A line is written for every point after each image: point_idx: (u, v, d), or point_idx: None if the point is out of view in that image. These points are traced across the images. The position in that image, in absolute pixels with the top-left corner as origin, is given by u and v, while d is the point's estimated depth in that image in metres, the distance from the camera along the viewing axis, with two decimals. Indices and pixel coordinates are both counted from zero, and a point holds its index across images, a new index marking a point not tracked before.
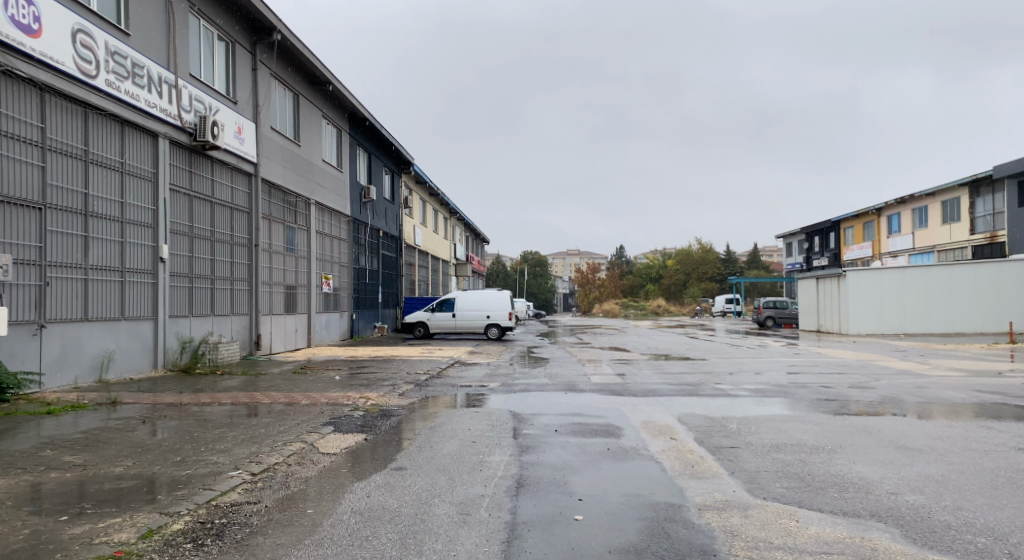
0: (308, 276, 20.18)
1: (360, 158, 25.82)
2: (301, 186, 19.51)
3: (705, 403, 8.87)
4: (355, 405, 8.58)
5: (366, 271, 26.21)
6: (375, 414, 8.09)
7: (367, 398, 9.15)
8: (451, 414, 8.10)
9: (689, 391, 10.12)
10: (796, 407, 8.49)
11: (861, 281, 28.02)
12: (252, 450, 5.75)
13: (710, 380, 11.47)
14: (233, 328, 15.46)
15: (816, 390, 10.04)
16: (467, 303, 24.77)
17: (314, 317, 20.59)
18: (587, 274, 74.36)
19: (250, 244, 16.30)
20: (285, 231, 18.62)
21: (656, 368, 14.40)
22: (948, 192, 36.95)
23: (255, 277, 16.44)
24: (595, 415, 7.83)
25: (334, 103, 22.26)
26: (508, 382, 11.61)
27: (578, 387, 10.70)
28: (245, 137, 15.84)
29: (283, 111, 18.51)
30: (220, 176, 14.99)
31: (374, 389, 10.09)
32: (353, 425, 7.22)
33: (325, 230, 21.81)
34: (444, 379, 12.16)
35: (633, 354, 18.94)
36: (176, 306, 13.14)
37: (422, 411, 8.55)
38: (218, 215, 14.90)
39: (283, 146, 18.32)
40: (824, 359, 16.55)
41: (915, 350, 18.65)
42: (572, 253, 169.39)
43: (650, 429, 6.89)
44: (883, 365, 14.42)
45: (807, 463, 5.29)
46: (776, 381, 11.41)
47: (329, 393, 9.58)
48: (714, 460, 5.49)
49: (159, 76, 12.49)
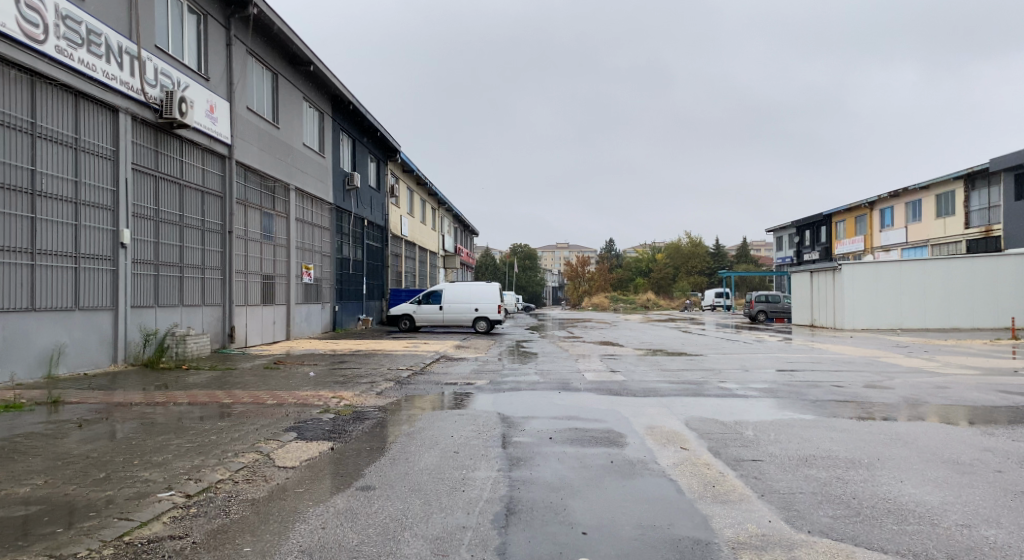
0: (287, 265, 19.21)
1: (344, 143, 24.82)
2: (280, 170, 18.51)
3: (713, 404, 8.05)
4: (326, 406, 7.72)
5: (350, 261, 25.24)
6: (348, 416, 7.24)
7: (341, 399, 8.27)
8: (433, 417, 7.26)
9: (694, 390, 9.33)
10: (813, 409, 7.72)
11: (857, 275, 27.40)
12: (193, 464, 4.88)
13: (713, 379, 10.66)
14: (204, 319, 14.51)
15: (830, 390, 9.28)
16: (454, 295, 23.88)
17: (293, 308, 19.62)
18: (576, 267, 73.49)
19: (224, 230, 15.32)
20: (262, 217, 17.63)
21: (653, 364, 13.58)
22: (942, 185, 36.48)
23: (229, 265, 15.47)
24: (592, 419, 7.02)
25: (315, 85, 21.24)
26: (496, 380, 10.75)
27: (572, 385, 9.91)
28: (218, 117, 14.83)
29: (260, 92, 17.47)
30: (190, 157, 13.98)
31: (349, 388, 9.19)
32: (320, 431, 6.34)
33: (306, 217, 20.81)
34: (427, 376, 11.29)
35: (625, 349, 18.17)
36: (140, 295, 12.17)
37: (402, 412, 7.71)
38: (188, 199, 13.91)
39: (261, 128, 17.31)
40: (827, 355, 15.84)
41: (919, 347, 17.96)
42: (561, 247, 168.49)
43: (656, 437, 6.10)
44: (890, 362, 13.71)
45: (847, 482, 4.52)
46: (783, 379, 10.66)
47: (299, 392, 8.71)
48: (738, 479, 4.70)
49: (120, 45, 11.44)
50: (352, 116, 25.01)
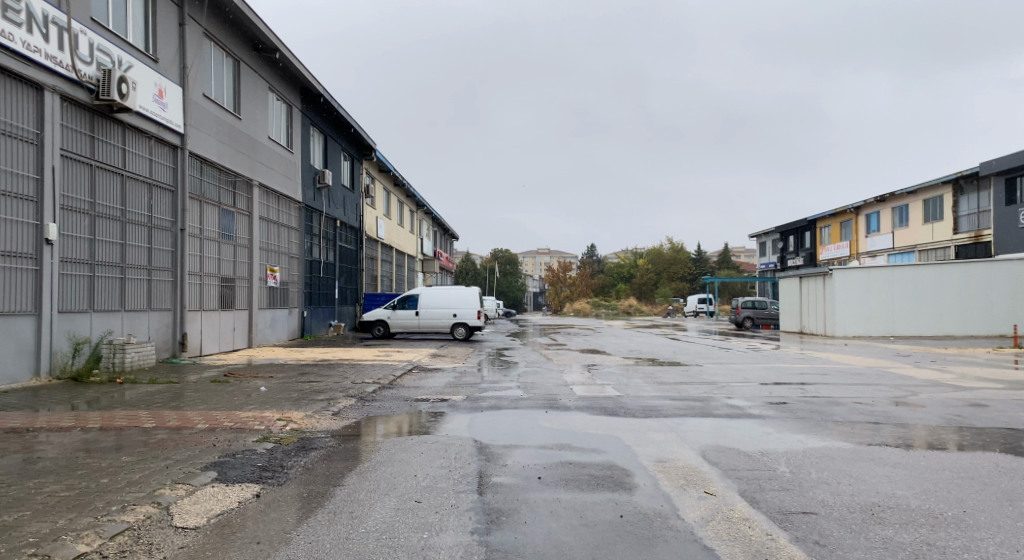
0: (249, 267, 17.78)
1: (314, 139, 23.41)
2: (241, 164, 17.10)
3: (727, 428, 6.89)
4: (266, 433, 6.39)
5: (320, 263, 23.85)
6: (292, 446, 5.93)
7: (288, 422, 6.95)
8: (396, 446, 5.98)
9: (701, 409, 8.16)
10: (846, 434, 6.60)
11: (848, 281, 26.57)
12: (50, 531, 3.54)
13: (718, 394, 9.49)
14: (150, 326, 13.04)
15: (854, 408, 8.16)
16: (432, 300, 22.57)
17: (256, 313, 18.16)
18: (558, 272, 72.26)
19: (175, 228, 13.88)
20: (220, 215, 16.20)
21: (645, 376, 12.38)
22: (930, 191, 35.98)
23: (181, 267, 14.03)
24: (590, 449, 5.80)
25: (282, 75, 19.85)
26: (473, 395, 9.49)
27: (560, 402, 8.69)
28: (168, 102, 13.42)
29: (219, 78, 16.07)
30: (135, 145, 12.56)
31: (300, 408, 7.86)
32: (248, 468, 5.01)
33: (271, 216, 19.38)
34: (396, 390, 10.00)
35: (612, 358, 17.02)
36: (71, 298, 10.69)
37: (359, 440, 6.41)
38: (133, 192, 12.47)
39: (219, 118, 15.91)
40: (830, 366, 14.81)
41: (921, 356, 17.05)
42: (543, 251, 167.71)
43: (670, 478, 4.90)
44: (901, 374, 12.68)
45: (945, 552, 3.37)
46: (796, 394, 9.54)
47: (239, 413, 7.32)
48: (794, 545, 3.52)
49: (46, 14, 9.96)
50: (322, 110, 23.63)
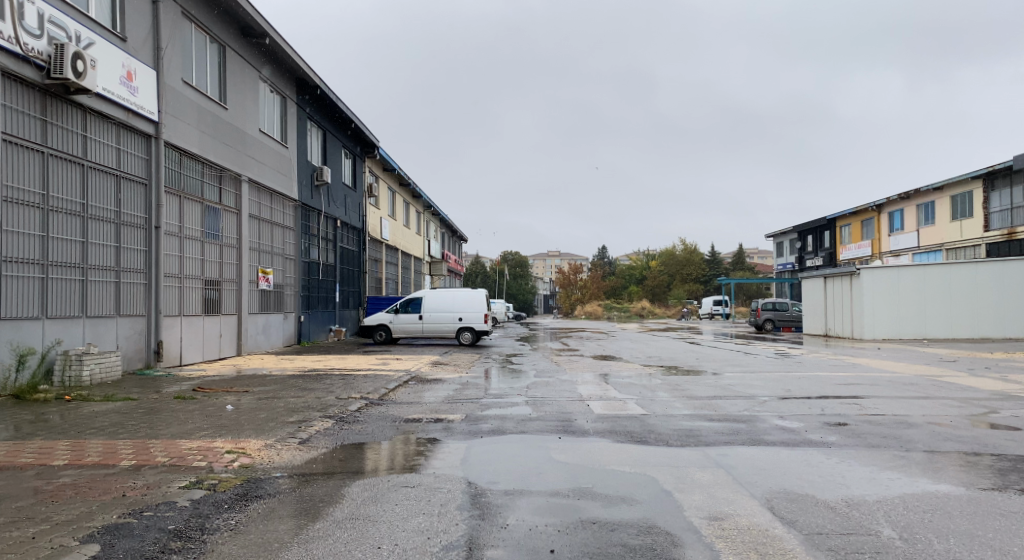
0: (238, 269, 16.49)
1: (312, 134, 22.16)
2: (227, 158, 15.88)
3: (788, 463, 5.46)
4: (204, 474, 5.02)
5: (319, 265, 22.56)
6: (232, 493, 4.58)
7: (238, 456, 5.57)
8: (366, 491, 4.63)
9: (748, 434, 6.73)
10: (945, 469, 5.15)
11: (878, 280, 24.89)
12: None
13: (761, 413, 8.03)
14: (118, 334, 11.78)
15: (935, 432, 6.70)
16: (436, 303, 21.22)
17: (245, 318, 16.87)
18: (569, 274, 70.71)
19: (150, 226, 12.64)
20: (204, 213, 14.92)
21: (671, 388, 10.93)
22: (959, 186, 34.25)
23: (156, 268, 12.76)
24: (620, 502, 4.38)
25: (275, 64, 18.65)
26: (474, 413, 8.12)
27: (577, 424, 7.28)
28: (137, 86, 12.16)
29: (202, 65, 14.84)
30: (99, 133, 11.31)
31: (263, 434, 6.50)
32: (151, 536, 3.65)
33: (263, 214, 18.11)
34: (385, 408, 8.62)
35: (630, 366, 15.57)
36: (17, 304, 9.42)
37: (323, 480, 5.03)
38: (97, 184, 11.22)
39: (201, 106, 14.67)
40: (875, 374, 13.25)
41: (969, 362, 15.46)
42: (554, 254, 166.28)
43: (735, 552, 3.51)
44: (961, 385, 11.14)
45: None
46: (854, 412, 8.07)
47: (183, 443, 5.96)
48: None
49: None
50: (321, 104, 22.41)
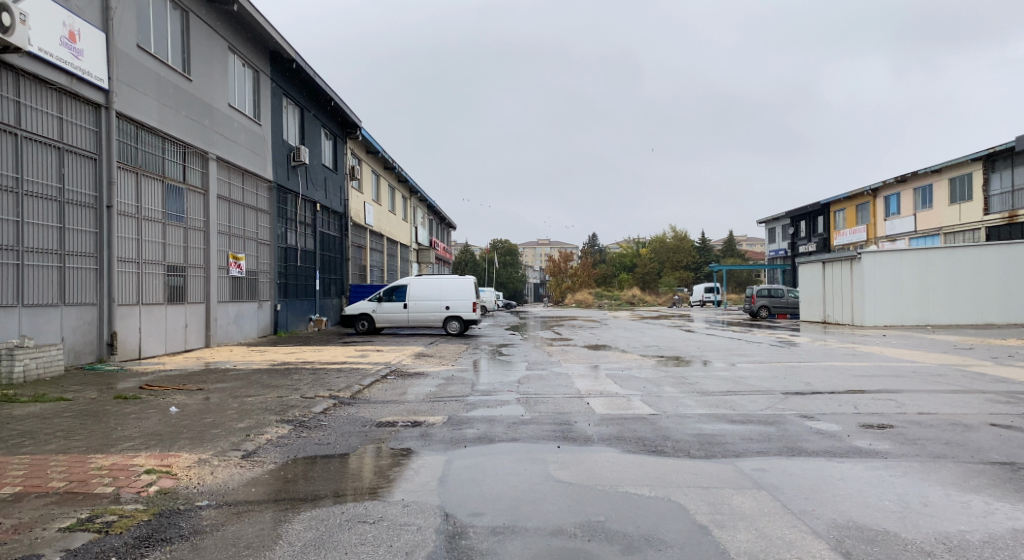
0: (205, 254, 15.26)
1: (288, 112, 20.87)
2: (192, 134, 14.61)
3: (846, 481, 4.38)
4: (102, 506, 3.88)
5: (297, 251, 21.29)
6: (128, 538, 3.44)
7: (158, 478, 4.45)
8: (308, 533, 3.50)
9: (782, 439, 5.68)
10: None
11: (879, 265, 23.98)
12: None
13: (789, 413, 6.97)
14: (64, 325, 10.58)
15: (1002, 437, 5.66)
16: (421, 290, 20.08)
17: (215, 307, 15.66)
18: (559, 262, 69.42)
19: (100, 206, 11.38)
20: (165, 191, 13.65)
21: (677, 381, 9.89)
22: (958, 168, 33.36)
23: (110, 252, 11.53)
24: (647, 547, 3.26)
25: (246, 35, 17.34)
26: (459, 415, 7.01)
27: (578, 428, 6.20)
28: (83, 49, 10.89)
29: (161, 31, 13.54)
30: (36, 100, 10.05)
31: (201, 446, 5.38)
32: None
33: (234, 195, 16.83)
34: (356, 409, 7.49)
35: (628, 357, 14.49)
36: None
37: (256, 512, 3.90)
38: (35, 156, 10.00)
39: (161, 76, 13.39)
40: (894, 364, 12.22)
41: (987, 350, 14.50)
42: (543, 242, 164.98)
43: None
44: (993, 376, 10.14)
45: None
46: (894, 411, 7.01)
47: (95, 459, 4.82)
48: None
49: None
50: (298, 80, 21.09)
